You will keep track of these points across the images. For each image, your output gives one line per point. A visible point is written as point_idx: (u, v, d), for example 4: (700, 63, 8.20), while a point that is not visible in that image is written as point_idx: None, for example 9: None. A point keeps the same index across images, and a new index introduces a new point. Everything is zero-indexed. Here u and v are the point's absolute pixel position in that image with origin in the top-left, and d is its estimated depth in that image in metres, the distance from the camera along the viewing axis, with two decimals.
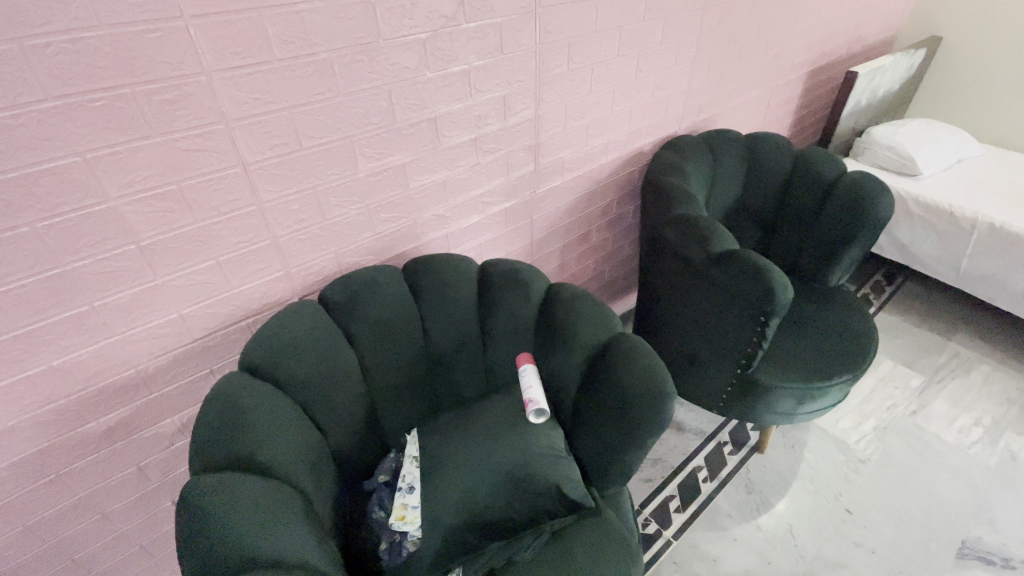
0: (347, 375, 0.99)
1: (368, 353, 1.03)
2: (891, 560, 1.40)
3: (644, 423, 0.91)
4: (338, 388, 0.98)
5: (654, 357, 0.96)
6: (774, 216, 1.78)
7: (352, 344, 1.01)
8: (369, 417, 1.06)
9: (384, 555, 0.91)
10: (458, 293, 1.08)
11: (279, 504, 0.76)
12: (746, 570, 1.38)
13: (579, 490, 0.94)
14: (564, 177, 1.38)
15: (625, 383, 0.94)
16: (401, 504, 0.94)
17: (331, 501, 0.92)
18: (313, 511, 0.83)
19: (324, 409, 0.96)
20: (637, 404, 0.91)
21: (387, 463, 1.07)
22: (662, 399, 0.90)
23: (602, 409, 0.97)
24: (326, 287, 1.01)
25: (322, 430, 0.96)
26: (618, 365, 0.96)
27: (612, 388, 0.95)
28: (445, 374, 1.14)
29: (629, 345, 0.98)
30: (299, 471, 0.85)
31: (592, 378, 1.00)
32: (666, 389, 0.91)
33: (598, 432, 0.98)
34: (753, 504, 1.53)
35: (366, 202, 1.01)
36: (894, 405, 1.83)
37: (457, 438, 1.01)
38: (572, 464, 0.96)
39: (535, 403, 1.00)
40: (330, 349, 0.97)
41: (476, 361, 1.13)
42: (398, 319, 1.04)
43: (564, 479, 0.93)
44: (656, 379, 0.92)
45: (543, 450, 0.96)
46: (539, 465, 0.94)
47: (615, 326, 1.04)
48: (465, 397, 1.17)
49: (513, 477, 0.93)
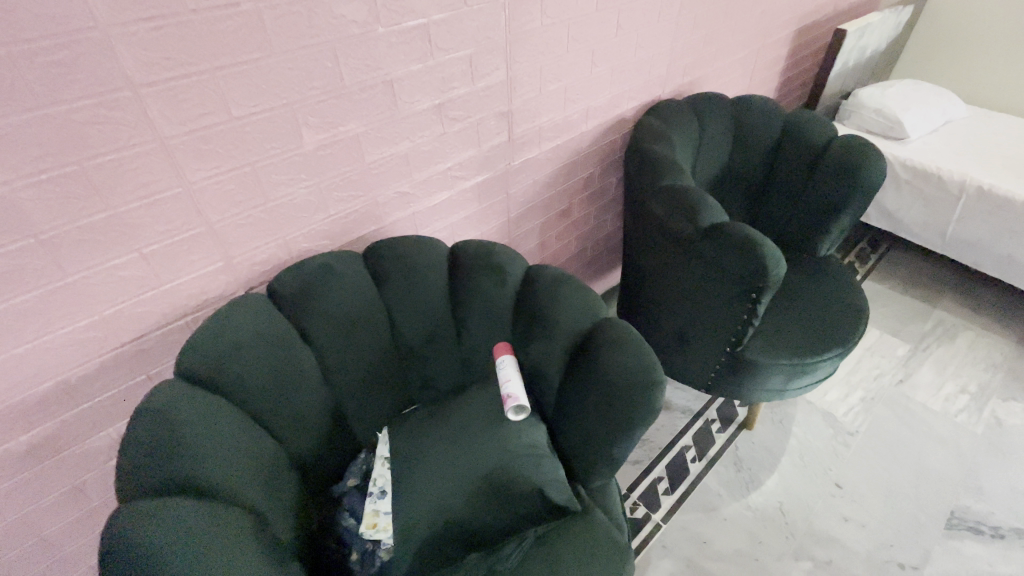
0: (305, 374, 0.89)
1: (326, 350, 0.92)
2: (880, 534, 1.38)
3: (632, 415, 0.83)
4: (295, 390, 0.88)
5: (642, 344, 0.88)
6: (761, 185, 1.70)
7: (307, 340, 0.90)
8: (332, 417, 0.97)
9: (355, 565, 0.88)
10: (426, 279, 0.98)
11: (215, 537, 0.65)
12: (737, 551, 1.34)
13: (563, 489, 0.87)
14: (542, 147, 1.26)
15: (611, 373, 0.86)
16: (374, 511, 0.92)
17: (289, 514, 0.83)
18: (264, 531, 0.73)
19: (279, 414, 0.86)
20: (624, 395, 0.84)
21: (356, 466, 1.01)
22: (650, 389, 0.83)
23: (587, 401, 0.89)
24: (275, 277, 0.90)
25: (277, 438, 0.86)
26: (603, 354, 0.88)
27: (597, 380, 0.87)
28: (417, 367, 1.05)
29: (613, 331, 0.90)
30: (247, 486, 0.75)
31: (576, 366, 0.91)
32: (653, 378, 0.83)
33: (583, 426, 0.90)
34: (743, 483, 1.49)
35: (317, 180, 0.89)
36: (880, 374, 1.81)
37: (431, 436, 0.92)
38: (556, 463, 0.88)
39: (516, 400, 0.91)
40: (280, 347, 0.86)
41: (449, 352, 1.04)
42: (360, 310, 0.94)
43: (548, 479, 0.86)
44: (645, 370, 0.84)
45: (524, 447, 0.88)
46: (518, 464, 0.86)
47: (600, 308, 0.95)
48: (440, 391, 1.08)
49: (491, 480, 0.85)
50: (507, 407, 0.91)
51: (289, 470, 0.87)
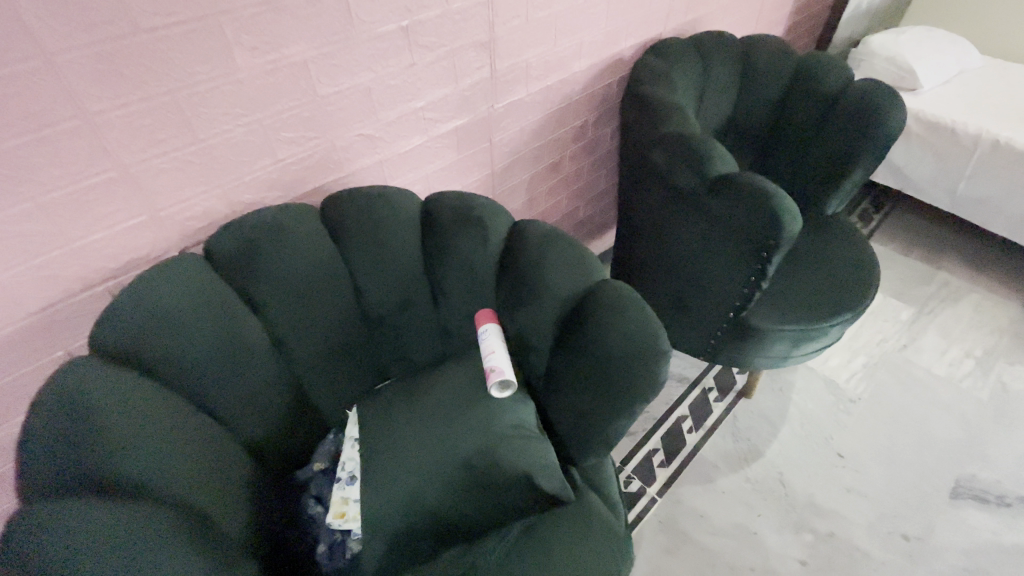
0: (253, 347, 0.77)
1: (278, 320, 0.80)
2: (883, 504, 1.33)
3: (632, 390, 0.73)
4: (241, 366, 0.76)
5: (643, 309, 0.77)
6: (767, 137, 1.57)
7: (254, 308, 0.78)
8: (291, 395, 0.85)
9: (321, 558, 0.80)
10: (395, 237, 0.85)
11: (130, 539, 0.55)
12: (735, 524, 1.28)
13: (556, 475, 0.75)
14: (529, 88, 1.11)
15: (607, 343, 0.75)
16: (341, 499, 0.82)
17: (242, 505, 0.72)
18: (203, 524, 0.62)
19: (221, 394, 0.74)
20: (623, 368, 0.73)
21: (325, 447, 0.91)
22: (652, 360, 0.72)
23: (581, 375, 0.78)
24: (213, 234, 0.76)
25: (222, 420, 0.75)
26: (598, 321, 0.76)
27: (592, 351, 0.76)
28: (389, 337, 0.93)
29: (610, 295, 0.78)
30: (181, 475, 0.64)
31: (567, 336, 0.80)
32: (656, 348, 0.73)
33: (576, 402, 0.79)
34: (742, 454, 1.41)
35: (259, 115, 0.74)
36: (883, 339, 1.73)
37: (404, 416, 0.81)
38: (547, 446, 0.77)
39: (502, 375, 0.80)
40: (220, 316, 0.73)
41: (425, 320, 0.92)
42: (317, 273, 0.81)
43: (538, 463, 0.75)
44: (647, 340, 0.73)
45: (509, 427, 0.77)
46: (502, 447, 0.75)
47: (594, 270, 0.83)
48: (416, 363, 0.97)
49: (471, 466, 0.74)
50: (491, 382, 0.79)
51: (239, 455, 0.75)
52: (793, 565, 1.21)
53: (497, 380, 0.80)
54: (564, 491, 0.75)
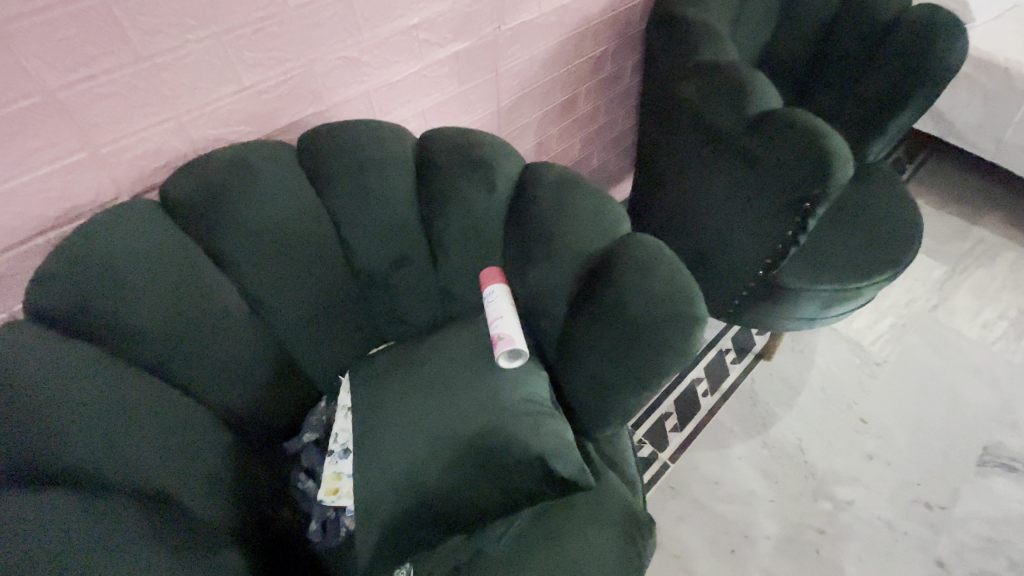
0: (222, 310, 0.67)
1: (250, 279, 0.69)
2: (906, 472, 1.27)
3: (660, 363, 0.64)
4: (207, 330, 0.66)
5: (676, 272, 0.66)
6: (806, 73, 1.39)
7: (221, 265, 0.68)
8: (273, 362, 0.76)
9: (314, 536, 0.73)
10: (385, 183, 0.73)
11: (66, 540, 0.49)
12: (750, 491, 1.22)
13: (574, 458, 0.64)
14: (541, 8, 0.95)
15: (633, 310, 0.64)
16: (334, 474, 0.75)
17: (218, 482, 0.64)
18: (161, 510, 0.56)
19: (183, 361, 0.65)
20: (649, 339, 0.63)
21: (315, 416, 0.83)
22: (684, 330, 0.63)
23: (601, 345, 0.68)
24: (170, 178, 0.65)
25: (189, 389, 0.67)
26: (623, 284, 0.65)
27: (614, 316, 0.66)
28: (383, 297, 0.82)
29: (636, 255, 0.67)
30: (135, 454, 0.57)
31: (585, 300, 0.69)
32: (688, 317, 0.63)
33: (593, 375, 0.69)
34: (759, 419, 1.34)
35: (215, 29, 0.61)
36: (913, 299, 1.62)
37: (400, 387, 0.72)
38: (561, 423, 0.67)
39: (514, 345, 0.70)
40: (177, 274, 0.64)
41: (423, 279, 0.81)
42: (294, 225, 0.70)
43: (551, 443, 0.64)
44: (678, 304, 0.63)
45: (517, 402, 0.67)
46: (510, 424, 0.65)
47: (618, 224, 0.72)
48: (414, 326, 0.87)
49: (477, 445, 0.64)
50: (501, 352, 0.70)
51: (213, 426, 0.68)
52: (811, 534, 1.16)
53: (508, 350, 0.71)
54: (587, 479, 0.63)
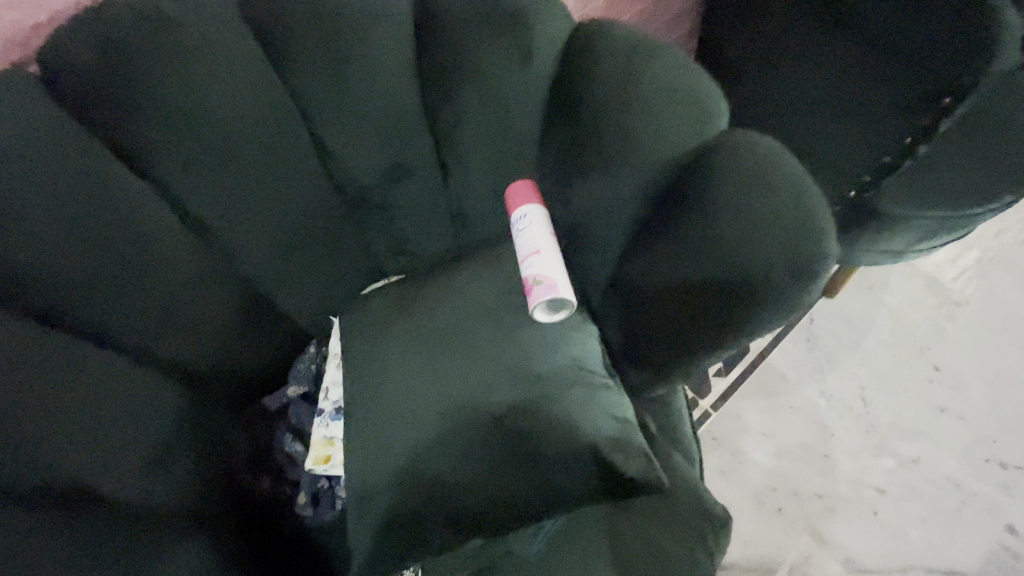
0: (150, 238, 0.52)
1: (189, 195, 0.53)
2: (981, 428, 1.11)
3: (771, 308, 0.45)
4: (131, 265, 0.51)
5: (800, 197, 0.46)
6: None
7: (144, 175, 0.51)
8: (240, 305, 0.60)
9: (303, 509, 0.61)
10: (370, 59, 0.52)
11: None
12: (801, 445, 1.08)
13: (635, 450, 0.47)
14: None
15: (731, 248, 0.46)
16: (324, 440, 0.61)
17: (160, 460, 0.52)
18: (68, 506, 0.45)
19: (101, 308, 0.51)
20: (744, 290, 0.45)
21: (303, 363, 0.69)
22: (806, 272, 0.44)
23: (673, 293, 0.49)
24: (53, 43, 0.46)
25: (111, 344, 0.53)
26: (718, 210, 0.47)
27: (705, 240, 0.47)
28: (379, 223, 0.64)
29: (742, 168, 0.47)
30: (28, 437, 0.45)
31: (661, 229, 0.51)
32: (803, 267, 0.44)
33: (658, 332, 0.51)
34: (817, 364, 1.17)
35: None
36: (1006, 228, 1.38)
37: (403, 338, 0.55)
38: (610, 396, 0.50)
39: (555, 291, 0.52)
40: (77, 184, 0.47)
41: (430, 197, 0.62)
42: (238, 118, 0.51)
43: (604, 429, 0.48)
44: (798, 219, 0.45)
45: (556, 370, 0.50)
46: (547, 400, 0.49)
47: (715, 127, 0.51)
48: (423, 261, 0.68)
49: (500, 422, 0.49)
50: (538, 301, 0.52)
51: (161, 387, 0.55)
52: (867, 494, 1.03)
53: (547, 298, 0.53)
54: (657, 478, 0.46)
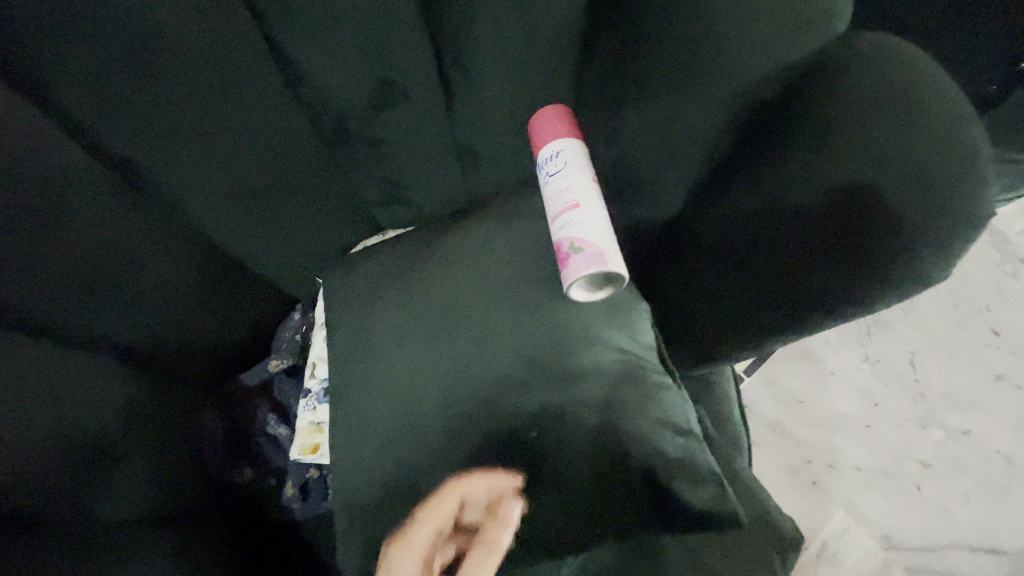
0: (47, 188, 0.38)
1: (103, 127, 0.39)
2: None
3: (901, 255, 0.37)
4: (44, 223, 0.39)
5: (951, 132, 0.37)
6: None
7: (38, 101, 0.36)
8: (188, 263, 0.49)
9: (292, 502, 0.53)
10: None
11: None
12: (841, 414, 0.99)
13: (703, 475, 0.39)
14: None
15: (864, 197, 0.37)
16: (312, 425, 0.52)
17: (107, 459, 0.44)
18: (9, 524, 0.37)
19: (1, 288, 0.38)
20: (863, 253, 0.37)
21: (286, 333, 0.59)
22: (939, 208, 0.36)
23: (768, 261, 0.41)
24: None
25: (31, 328, 0.41)
26: (822, 158, 0.39)
27: (802, 193, 0.40)
28: (368, 163, 0.51)
29: (865, 104, 0.39)
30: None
31: (759, 185, 0.43)
32: (945, 221, 0.36)
33: (741, 303, 0.43)
34: (862, 325, 1.06)
35: None
36: None
37: (401, 307, 0.46)
38: (663, 397, 0.40)
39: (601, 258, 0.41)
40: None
41: (429, 132, 0.49)
42: (167, 27, 0.36)
43: (667, 448, 0.39)
44: (919, 144, 0.37)
45: (610, 366, 0.40)
46: (598, 407, 0.39)
47: (815, 49, 0.42)
48: (423, 208, 0.57)
49: (532, 424, 0.40)
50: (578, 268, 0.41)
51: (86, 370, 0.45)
52: (912, 468, 0.95)
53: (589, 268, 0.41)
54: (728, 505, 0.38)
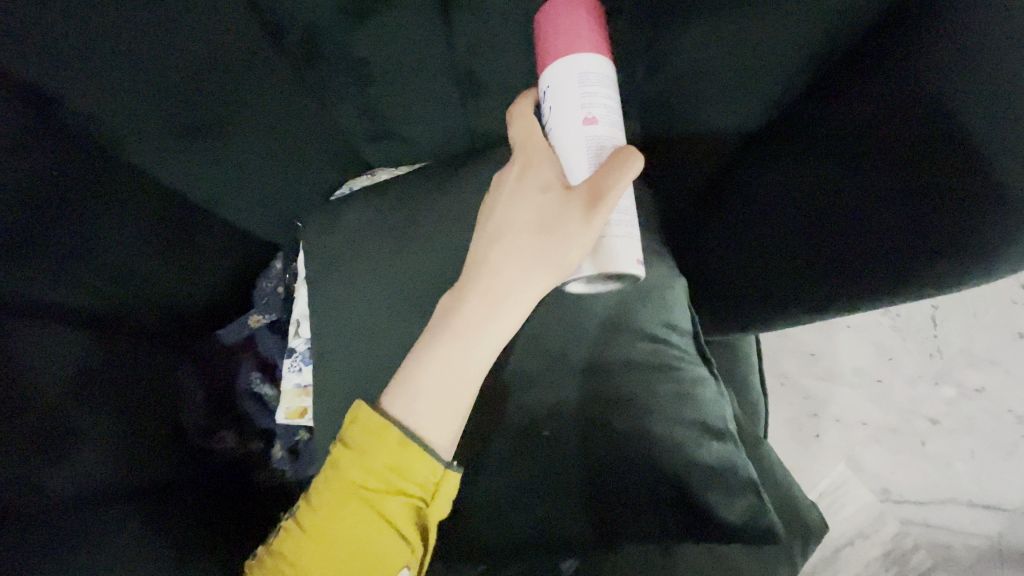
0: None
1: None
2: None
3: (1001, 222, 0.30)
4: None
5: None
6: None
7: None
8: (134, 211, 0.44)
9: (283, 467, 0.50)
10: None
11: None
12: (855, 369, 0.96)
13: (739, 485, 0.35)
14: None
15: (976, 163, 0.31)
16: (297, 389, 0.48)
17: (52, 434, 0.38)
18: None
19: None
20: (954, 223, 0.32)
21: (266, 285, 0.54)
22: None
23: (832, 234, 0.36)
24: None
25: None
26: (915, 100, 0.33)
27: (878, 150, 0.34)
28: (346, 93, 0.44)
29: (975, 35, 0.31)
30: None
31: (835, 137, 0.37)
32: None
33: (789, 274, 0.40)
34: None
35: None
36: None
37: (405, 274, 0.43)
38: (699, 402, 0.37)
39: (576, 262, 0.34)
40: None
41: (421, 67, 0.41)
42: None
43: (703, 454, 0.36)
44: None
45: (643, 362, 0.37)
46: (628, 409, 0.36)
47: None
48: (420, 153, 0.50)
49: (548, 423, 0.37)
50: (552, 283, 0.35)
51: (20, 329, 0.38)
52: (919, 424, 0.93)
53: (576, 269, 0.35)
54: (767, 517, 0.34)
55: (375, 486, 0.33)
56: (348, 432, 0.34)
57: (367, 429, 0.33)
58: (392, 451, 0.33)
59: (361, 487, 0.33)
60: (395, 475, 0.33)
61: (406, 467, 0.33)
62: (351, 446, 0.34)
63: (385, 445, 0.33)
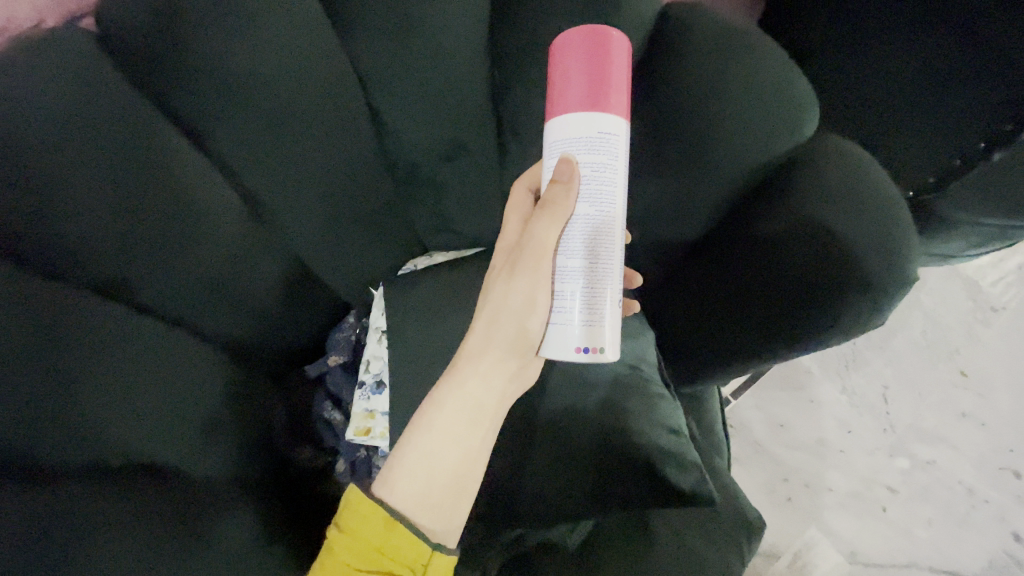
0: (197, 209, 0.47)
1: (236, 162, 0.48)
2: (1003, 437, 1.08)
3: (858, 299, 0.47)
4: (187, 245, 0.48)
5: (888, 213, 0.47)
6: None
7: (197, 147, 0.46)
8: None
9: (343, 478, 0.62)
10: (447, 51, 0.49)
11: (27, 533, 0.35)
12: (819, 440, 1.08)
13: (689, 465, 0.50)
14: None
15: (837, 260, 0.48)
16: (365, 412, 0.62)
17: (213, 429, 0.51)
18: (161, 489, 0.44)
19: (153, 287, 0.47)
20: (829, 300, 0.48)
21: (341, 334, 0.69)
22: (884, 264, 0.46)
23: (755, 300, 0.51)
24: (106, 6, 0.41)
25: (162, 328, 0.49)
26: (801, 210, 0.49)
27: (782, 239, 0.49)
28: (426, 200, 0.62)
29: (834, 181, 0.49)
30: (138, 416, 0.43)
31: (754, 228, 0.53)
32: (889, 285, 0.46)
33: (732, 333, 0.54)
34: (843, 362, 1.15)
35: None
36: None
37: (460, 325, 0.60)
38: (659, 406, 0.53)
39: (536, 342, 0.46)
40: None
41: (483, 186, 0.61)
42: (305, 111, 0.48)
43: (662, 441, 0.51)
44: (875, 222, 0.47)
45: (620, 377, 0.54)
46: (611, 410, 0.52)
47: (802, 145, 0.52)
48: (470, 239, 0.68)
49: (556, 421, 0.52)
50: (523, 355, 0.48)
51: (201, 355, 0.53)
52: (879, 492, 1.05)
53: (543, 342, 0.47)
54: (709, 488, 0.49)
55: (365, 562, 0.43)
56: (342, 518, 0.44)
57: (358, 515, 0.43)
58: (377, 533, 0.43)
59: (353, 564, 0.43)
60: (382, 555, 0.43)
61: (390, 543, 0.43)
62: (346, 529, 0.44)
63: (373, 527, 0.43)
